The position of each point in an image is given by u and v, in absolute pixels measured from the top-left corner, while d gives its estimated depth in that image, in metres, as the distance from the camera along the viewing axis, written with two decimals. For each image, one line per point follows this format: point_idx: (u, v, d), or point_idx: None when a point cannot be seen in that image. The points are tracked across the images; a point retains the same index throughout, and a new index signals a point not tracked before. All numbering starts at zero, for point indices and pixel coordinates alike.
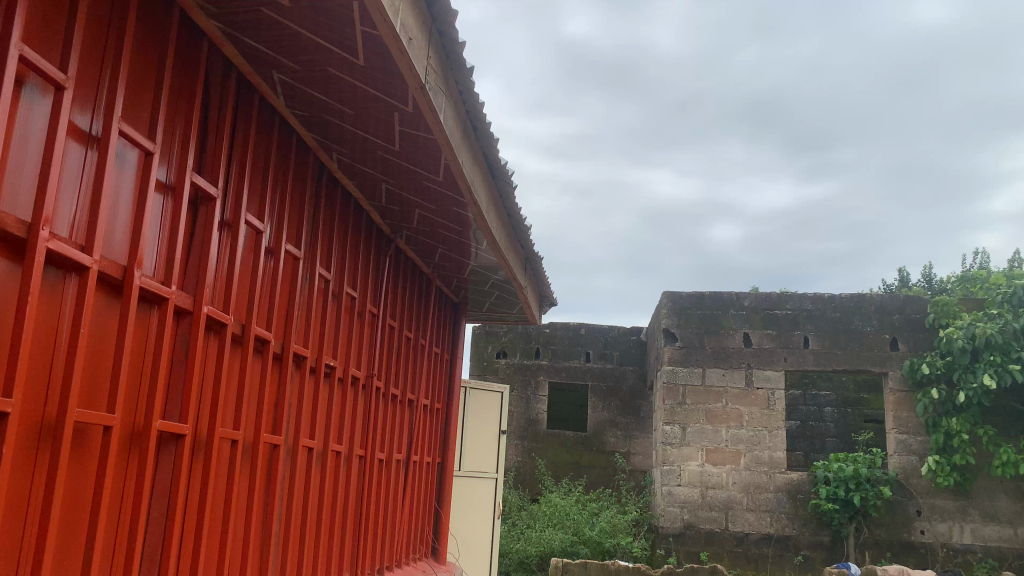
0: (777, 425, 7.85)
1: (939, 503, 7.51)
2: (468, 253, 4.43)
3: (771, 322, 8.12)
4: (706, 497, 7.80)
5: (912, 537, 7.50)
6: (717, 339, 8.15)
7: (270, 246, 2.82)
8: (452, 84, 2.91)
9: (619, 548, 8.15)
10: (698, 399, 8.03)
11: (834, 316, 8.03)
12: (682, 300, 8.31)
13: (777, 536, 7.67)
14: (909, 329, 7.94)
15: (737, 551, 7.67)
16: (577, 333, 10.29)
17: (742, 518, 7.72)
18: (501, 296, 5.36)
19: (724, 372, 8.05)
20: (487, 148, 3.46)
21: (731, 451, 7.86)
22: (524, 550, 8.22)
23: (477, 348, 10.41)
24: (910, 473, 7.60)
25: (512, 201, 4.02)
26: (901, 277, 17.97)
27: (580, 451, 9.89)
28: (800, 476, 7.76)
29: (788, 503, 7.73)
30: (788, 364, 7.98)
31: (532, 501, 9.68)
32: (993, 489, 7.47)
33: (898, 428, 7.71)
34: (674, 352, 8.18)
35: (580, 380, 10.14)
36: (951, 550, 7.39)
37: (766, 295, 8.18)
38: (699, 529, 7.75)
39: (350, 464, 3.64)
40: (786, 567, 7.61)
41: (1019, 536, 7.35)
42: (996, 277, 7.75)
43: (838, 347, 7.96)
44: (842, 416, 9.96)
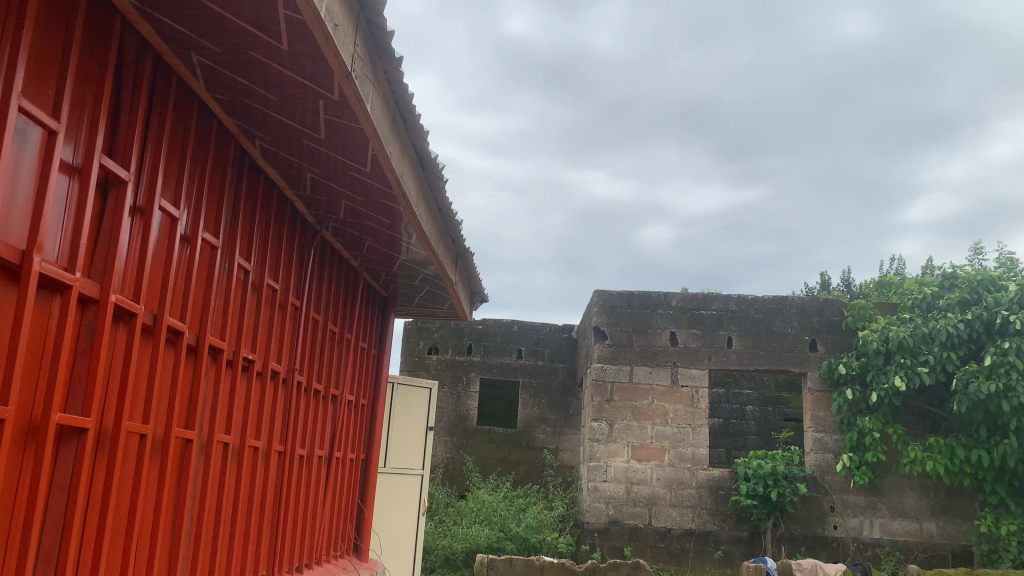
0: (700, 422, 8.02)
1: (851, 499, 7.80)
2: (397, 247, 4.38)
3: (697, 322, 8.29)
4: (631, 493, 7.92)
5: (825, 532, 7.76)
6: (646, 337, 8.28)
7: (186, 234, 2.72)
8: (380, 73, 2.86)
9: (545, 544, 8.16)
10: (625, 396, 8.14)
11: (757, 316, 8.25)
12: (612, 299, 8.41)
13: (698, 531, 7.83)
14: (827, 331, 8.20)
15: (660, 546, 7.80)
16: (509, 329, 10.31)
17: (665, 514, 7.86)
18: (430, 292, 5.33)
19: (651, 370, 8.18)
20: (417, 140, 3.42)
21: (656, 447, 7.99)
22: (450, 547, 8.18)
23: (408, 343, 10.33)
24: (825, 470, 7.87)
25: (443, 194, 3.98)
26: (822, 282, 18.58)
27: (509, 448, 9.90)
28: (722, 473, 7.95)
29: (710, 499, 7.91)
30: (712, 363, 8.17)
31: (460, 497, 9.65)
32: (902, 485, 7.79)
33: (815, 427, 7.97)
34: (603, 349, 8.27)
35: (511, 376, 10.17)
36: (861, 543, 7.70)
37: (693, 295, 8.34)
38: (623, 525, 7.86)
39: (269, 460, 3.55)
40: (707, 562, 7.77)
41: (924, 530, 7.69)
42: (910, 283, 8.09)
43: (760, 347, 8.17)
44: (764, 414, 10.24)
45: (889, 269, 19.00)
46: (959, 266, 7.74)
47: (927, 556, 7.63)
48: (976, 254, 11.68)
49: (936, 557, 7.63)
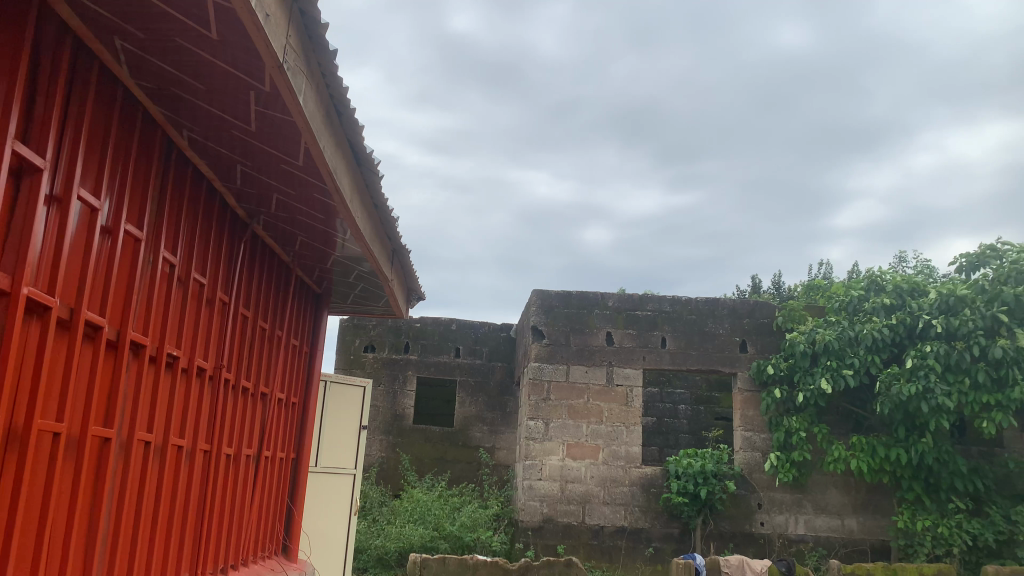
0: (634, 420, 8.14)
1: (777, 496, 8.02)
2: (331, 243, 4.32)
3: (633, 322, 8.40)
4: (565, 491, 7.98)
5: (752, 528, 7.96)
6: (582, 337, 8.35)
7: (108, 225, 2.63)
8: (314, 65, 2.82)
9: (478, 543, 8.14)
10: (562, 394, 8.19)
11: (690, 317, 8.41)
12: (550, 299, 8.46)
13: (630, 528, 7.94)
14: (757, 332, 8.41)
15: (593, 544, 7.88)
16: (447, 328, 10.27)
17: (598, 511, 7.95)
18: (365, 290, 5.28)
19: (587, 369, 8.26)
20: (352, 135, 3.38)
21: (590, 446, 8.07)
22: (383, 546, 8.11)
23: (344, 340, 10.19)
24: (753, 468, 8.08)
25: (379, 190, 3.94)
26: (753, 285, 19.07)
27: (445, 447, 9.87)
28: (654, 471, 8.08)
29: (642, 496, 8.02)
30: (646, 363, 8.29)
31: (394, 496, 9.57)
32: (825, 483, 8.05)
33: (744, 426, 8.17)
34: (540, 349, 8.31)
35: (448, 375, 10.14)
36: (787, 539, 7.92)
37: (629, 296, 8.45)
38: (557, 523, 7.91)
39: (193, 459, 3.46)
40: (638, 559, 7.88)
41: (846, 526, 7.96)
42: (837, 285, 8.35)
43: (693, 348, 8.34)
44: (696, 414, 10.44)
45: (817, 273, 19.59)
46: (884, 271, 8.03)
47: (847, 550, 7.90)
48: (898, 261, 12.14)
49: (855, 552, 7.91)
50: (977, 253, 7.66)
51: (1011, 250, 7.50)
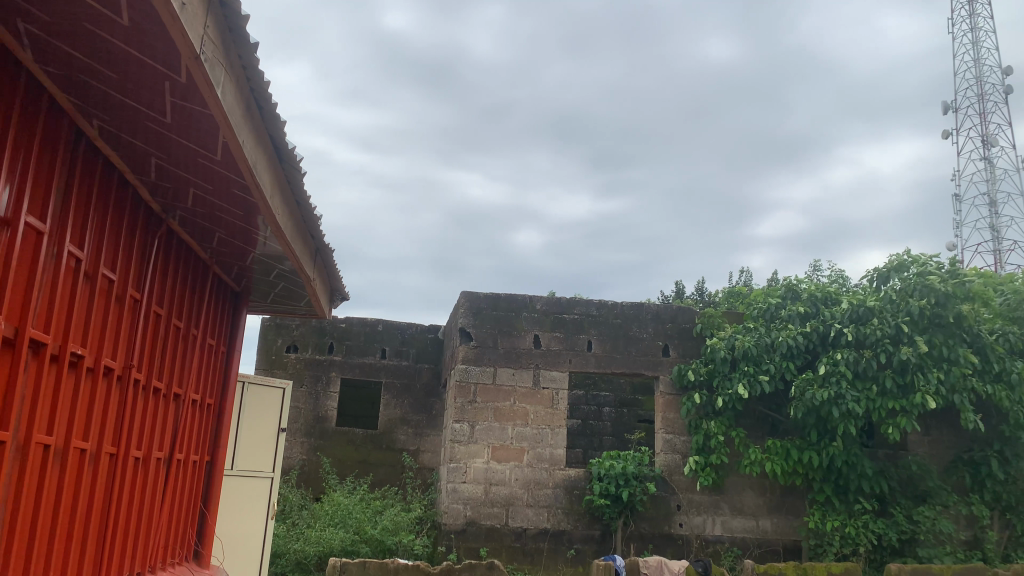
0: (559, 423, 8.20)
1: (695, 498, 8.20)
2: (251, 240, 4.21)
3: (560, 325, 8.45)
4: (489, 494, 7.97)
5: (671, 529, 8.12)
6: (509, 340, 8.37)
7: (7, 217, 2.50)
8: (233, 58, 2.74)
9: (400, 546, 8.04)
10: (488, 397, 8.19)
11: (616, 322, 8.52)
12: (479, 301, 8.45)
13: (552, 531, 7.98)
14: (680, 336, 8.59)
15: (515, 546, 7.90)
16: (373, 329, 10.15)
17: (521, 514, 7.97)
18: (286, 289, 5.17)
19: (514, 371, 8.28)
20: (273, 130, 3.30)
21: (515, 448, 8.10)
22: (302, 550, 7.91)
23: (265, 340, 9.95)
24: (673, 470, 8.24)
25: (301, 188, 3.86)
26: (677, 290, 19.52)
27: (368, 449, 9.75)
28: (577, 473, 8.15)
29: (565, 498, 8.08)
30: (572, 365, 8.37)
31: (315, 500, 9.39)
32: (741, 485, 8.27)
33: (665, 429, 8.32)
34: (467, 351, 8.29)
35: (373, 376, 10.02)
36: (704, 540, 8.11)
37: (557, 299, 8.50)
38: (480, 526, 7.89)
39: (97, 463, 3.31)
40: (559, 561, 7.94)
41: (760, 526, 8.19)
42: (756, 293, 8.59)
43: (618, 351, 8.46)
44: (619, 416, 10.61)
45: (737, 280, 20.12)
46: (800, 280, 8.32)
47: (761, 550, 8.15)
48: (812, 271, 12.58)
49: (769, 552, 8.16)
50: (886, 267, 8.02)
51: (915, 263, 7.88)
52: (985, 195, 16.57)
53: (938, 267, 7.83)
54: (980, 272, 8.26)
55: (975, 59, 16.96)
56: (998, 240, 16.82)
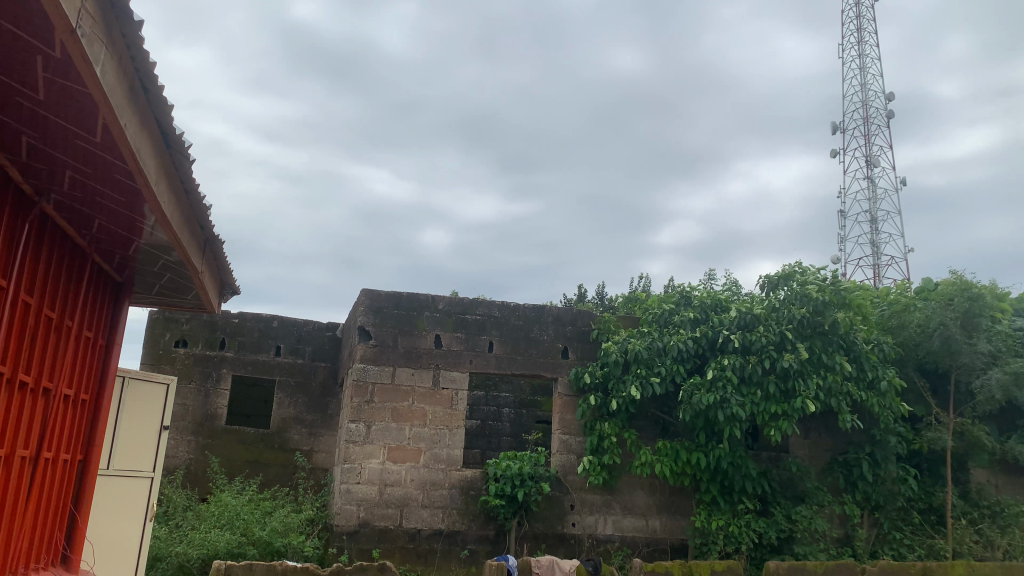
0: (457, 424, 8.19)
1: (588, 497, 8.34)
2: (134, 229, 4.02)
3: (462, 326, 8.44)
4: (383, 495, 7.87)
5: (564, 529, 8.23)
6: (410, 339, 8.30)
7: None
8: (116, 36, 2.60)
9: (289, 548, 7.79)
10: (385, 397, 8.09)
11: (517, 323, 8.58)
12: (379, 299, 8.34)
13: (447, 531, 7.96)
14: (579, 339, 8.72)
15: (409, 547, 7.83)
16: (268, 325, 9.86)
17: (416, 514, 7.91)
18: (172, 280, 4.96)
19: (413, 371, 8.22)
20: (159, 114, 3.15)
21: (412, 449, 8.03)
22: (184, 553, 7.54)
23: (152, 334, 9.47)
24: (568, 470, 8.36)
25: (189, 176, 3.70)
26: (579, 294, 19.87)
27: (259, 449, 9.46)
28: (474, 474, 8.16)
29: (461, 499, 8.07)
30: (473, 366, 8.37)
31: (201, 501, 9.03)
32: (633, 485, 8.48)
33: (562, 429, 8.43)
34: (366, 350, 8.16)
35: (267, 374, 9.72)
36: (595, 539, 8.27)
37: (460, 299, 8.48)
38: (373, 527, 7.78)
39: None
40: (453, 562, 7.92)
41: (649, 525, 8.42)
42: (652, 299, 8.82)
43: (518, 353, 8.51)
44: (518, 417, 10.69)
45: (636, 287, 20.60)
46: (693, 287, 8.62)
47: (649, 549, 8.38)
48: (706, 279, 13.02)
49: (656, 550, 8.41)
50: (774, 276, 8.39)
51: (800, 273, 8.27)
52: (867, 212, 17.55)
53: (821, 278, 8.24)
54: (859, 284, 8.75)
55: (861, 84, 18.01)
56: (877, 255, 17.89)
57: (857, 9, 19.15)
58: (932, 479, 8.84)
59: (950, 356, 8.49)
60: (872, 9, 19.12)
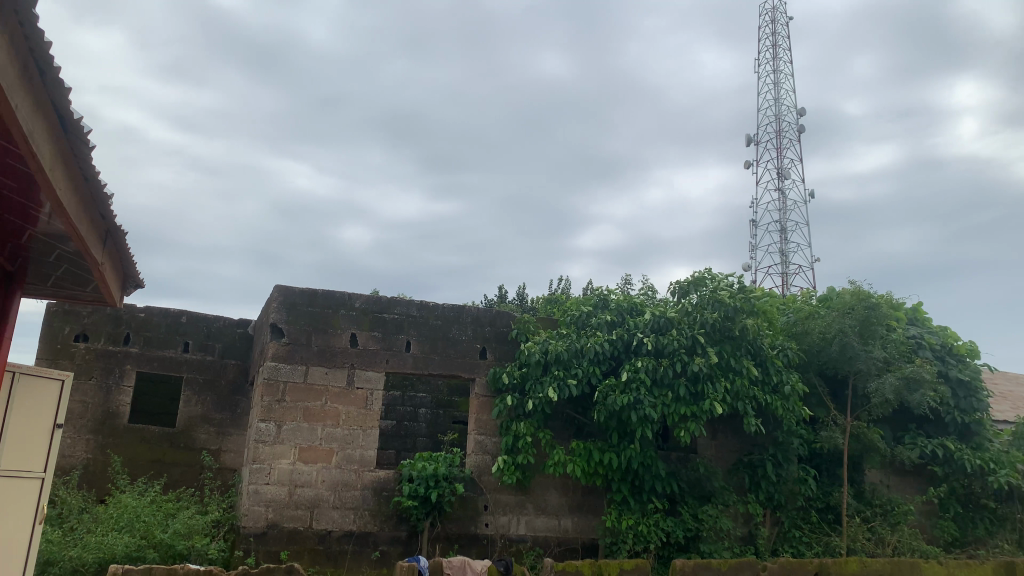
0: (370, 424, 8.09)
1: (502, 498, 8.38)
2: (29, 217, 3.84)
3: (378, 325, 8.35)
4: (293, 496, 7.71)
5: (477, 530, 8.24)
6: (324, 337, 8.16)
7: None
8: (8, 14, 2.49)
9: (193, 551, 7.53)
10: (297, 397, 7.93)
11: (435, 323, 8.54)
12: (294, 296, 8.17)
13: (358, 533, 7.85)
14: (497, 340, 8.75)
15: (318, 549, 7.68)
16: (176, 320, 9.52)
17: (327, 516, 7.78)
18: (70, 271, 4.75)
19: (327, 370, 8.08)
20: (57, 99, 3.02)
21: (324, 449, 7.89)
22: (78, 557, 7.11)
23: (50, 328, 9.00)
24: (482, 471, 8.37)
25: (89, 164, 3.55)
26: (499, 295, 19.94)
27: (163, 449, 9.13)
28: (387, 475, 8.07)
29: (373, 500, 7.98)
30: (389, 365, 8.29)
31: (99, 502, 8.64)
32: (546, 485, 8.55)
33: (477, 430, 8.44)
34: (278, 347, 7.99)
35: (174, 371, 9.38)
36: (507, 540, 8.31)
37: (377, 298, 8.38)
38: (282, 529, 7.60)
39: None
40: (363, 564, 7.81)
41: (561, 525, 8.51)
42: (571, 301, 8.94)
43: (435, 352, 8.48)
44: (434, 417, 10.64)
45: (556, 289, 20.78)
46: (611, 290, 8.79)
47: (560, 549, 8.48)
48: (622, 284, 13.26)
49: (567, 550, 8.51)
50: (689, 281, 8.61)
51: (714, 279, 8.53)
52: (778, 223, 18.23)
53: (730, 285, 8.51)
54: (767, 292, 9.07)
55: (774, 99, 18.71)
56: (786, 264, 18.59)
57: (773, 26, 19.86)
58: (829, 479, 9.25)
59: (848, 361, 8.90)
60: (787, 27, 19.88)
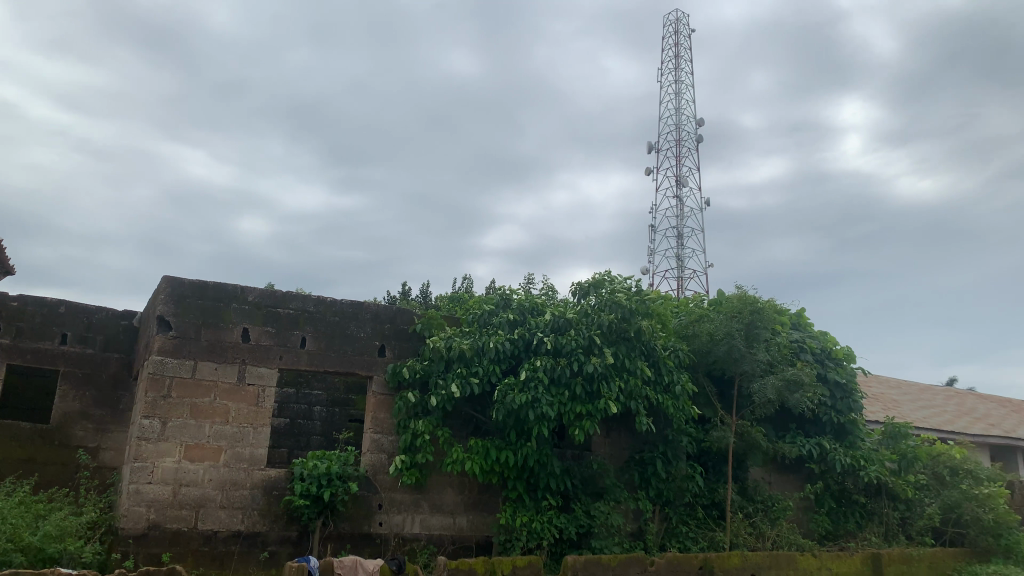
0: (262, 422, 7.87)
1: (396, 497, 8.30)
2: None
3: (272, 320, 8.13)
4: (177, 496, 7.41)
5: (370, 529, 8.14)
6: (215, 331, 7.88)
7: None
8: None
9: (65, 554, 7.09)
10: (184, 393, 7.62)
11: (332, 319, 8.39)
12: (183, 288, 7.85)
13: (245, 533, 7.61)
14: (396, 338, 8.66)
15: (203, 550, 7.40)
16: (52, 310, 8.97)
17: (212, 516, 7.51)
18: None
19: (217, 366, 7.80)
20: None
21: (211, 447, 7.62)
22: None
23: None
24: (377, 469, 8.27)
25: None
26: (401, 292, 19.78)
27: (35, 446, 8.59)
28: (278, 473, 7.86)
29: (262, 500, 7.75)
30: (282, 362, 8.08)
31: None
32: (442, 483, 8.53)
33: (374, 429, 8.33)
34: (165, 341, 7.65)
35: (49, 364, 8.83)
36: (401, 539, 8.25)
37: (272, 292, 8.16)
38: (164, 530, 7.30)
39: None
40: (251, 565, 7.57)
41: (456, 523, 8.52)
42: (473, 300, 8.96)
43: (332, 349, 8.32)
44: (329, 415, 10.45)
45: (459, 287, 20.77)
46: (513, 289, 8.86)
47: (455, 547, 8.48)
48: (524, 282, 13.39)
49: (461, 548, 8.52)
50: (590, 282, 8.78)
51: (613, 281, 8.73)
52: (675, 228, 18.83)
53: (627, 288, 8.73)
54: (661, 294, 9.35)
55: (674, 108, 19.34)
56: (681, 268, 19.22)
57: (675, 38, 20.53)
58: (715, 477, 9.61)
59: (734, 363, 9.27)
60: (688, 39, 20.55)
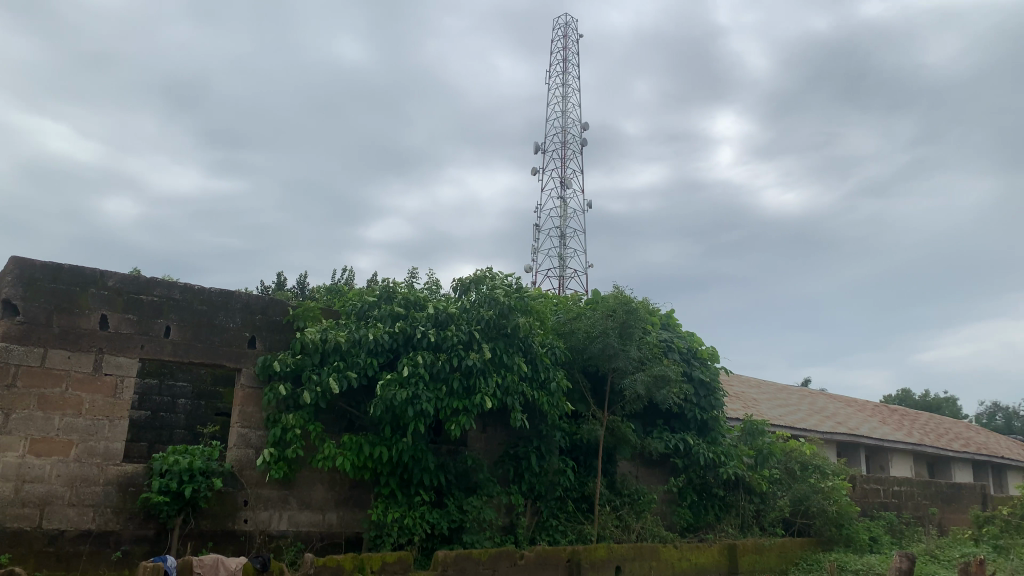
0: (119, 414, 7.44)
1: (263, 493, 8.02)
2: None
3: (134, 307, 7.69)
4: (20, 493, 6.88)
5: (234, 526, 7.83)
6: (69, 317, 7.36)
7: None
8: None
9: None
10: (31, 382, 7.07)
11: (200, 308, 8.02)
12: (34, 269, 7.29)
13: (96, 532, 7.17)
14: (267, 329, 8.38)
15: (48, 551, 6.91)
16: None
17: (60, 514, 7.02)
18: None
19: (70, 355, 7.30)
20: None
21: (61, 441, 7.12)
22: None
23: None
24: (244, 465, 7.97)
25: None
26: (276, 282, 19.16)
27: None
28: (135, 469, 7.44)
29: (117, 496, 7.32)
30: (143, 352, 7.65)
31: None
32: (312, 479, 8.32)
33: (241, 423, 8.03)
34: (11, 326, 7.08)
35: None
36: (267, 536, 7.99)
37: (135, 278, 7.73)
38: (3, 530, 6.74)
39: None
40: (100, 565, 7.15)
41: (326, 520, 8.34)
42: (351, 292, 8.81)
43: (198, 339, 7.95)
44: (194, 408, 9.96)
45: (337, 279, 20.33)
46: (393, 282, 8.77)
47: (323, 544, 8.30)
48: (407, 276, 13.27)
49: (330, 544, 8.35)
50: (471, 278, 8.81)
51: (493, 278, 8.80)
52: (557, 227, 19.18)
53: (508, 285, 8.83)
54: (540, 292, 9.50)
55: (561, 110, 19.71)
56: (562, 267, 19.59)
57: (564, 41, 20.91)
58: (586, 471, 9.86)
59: (607, 360, 9.53)
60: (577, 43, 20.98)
